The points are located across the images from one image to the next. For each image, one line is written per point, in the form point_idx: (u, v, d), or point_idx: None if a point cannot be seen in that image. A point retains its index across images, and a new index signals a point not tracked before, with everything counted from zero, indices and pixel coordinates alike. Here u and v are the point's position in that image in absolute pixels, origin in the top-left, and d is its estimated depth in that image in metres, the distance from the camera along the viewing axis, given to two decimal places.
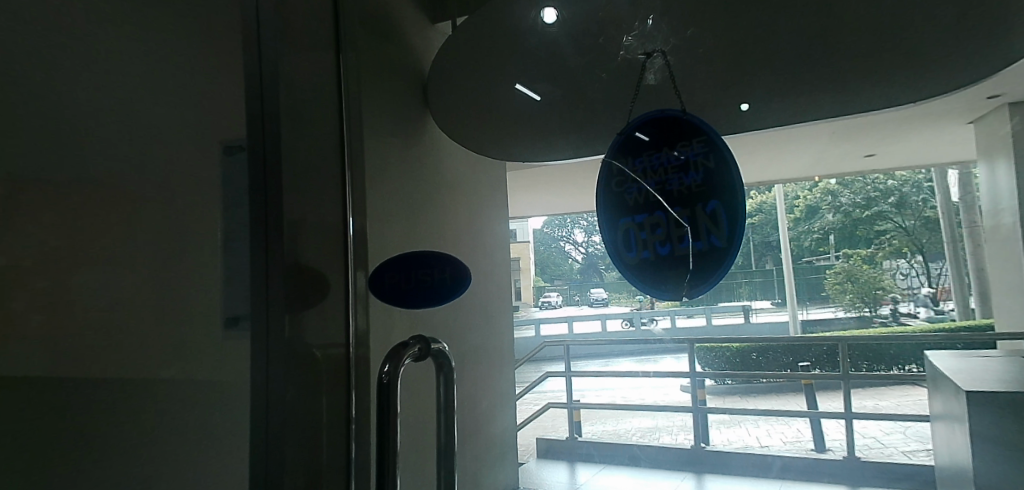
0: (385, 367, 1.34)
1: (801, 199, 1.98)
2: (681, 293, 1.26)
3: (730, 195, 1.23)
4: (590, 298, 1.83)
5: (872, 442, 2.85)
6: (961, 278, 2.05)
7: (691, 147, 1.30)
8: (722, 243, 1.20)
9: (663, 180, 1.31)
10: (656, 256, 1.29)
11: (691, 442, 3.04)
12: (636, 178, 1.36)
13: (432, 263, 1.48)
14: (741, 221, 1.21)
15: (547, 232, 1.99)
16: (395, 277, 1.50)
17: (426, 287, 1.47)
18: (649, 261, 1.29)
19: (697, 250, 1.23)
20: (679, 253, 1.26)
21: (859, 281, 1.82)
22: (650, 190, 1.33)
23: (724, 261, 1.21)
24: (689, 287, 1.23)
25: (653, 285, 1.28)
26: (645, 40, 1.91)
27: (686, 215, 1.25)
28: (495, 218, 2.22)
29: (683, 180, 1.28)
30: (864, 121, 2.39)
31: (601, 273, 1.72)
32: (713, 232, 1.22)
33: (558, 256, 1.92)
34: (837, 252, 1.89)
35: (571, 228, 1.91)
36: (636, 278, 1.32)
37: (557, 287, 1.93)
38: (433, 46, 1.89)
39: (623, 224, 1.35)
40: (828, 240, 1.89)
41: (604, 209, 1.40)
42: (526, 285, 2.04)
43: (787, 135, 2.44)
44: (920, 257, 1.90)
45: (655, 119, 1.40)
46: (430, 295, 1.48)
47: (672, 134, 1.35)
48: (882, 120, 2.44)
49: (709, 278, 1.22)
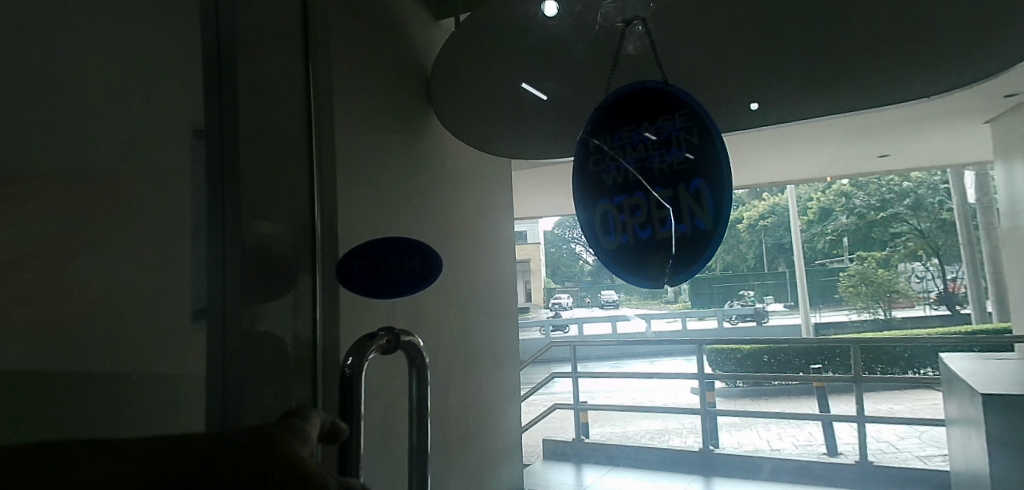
0: (348, 360, 1.12)
1: (815, 199, 1.92)
2: (661, 279, 1.15)
3: (715, 173, 1.10)
4: (601, 300, 1.82)
5: (886, 447, 2.85)
6: (976, 280, 2.09)
7: (671, 122, 1.17)
8: (707, 227, 1.08)
9: (643, 157, 1.19)
10: (637, 240, 1.18)
11: (701, 445, 2.90)
12: (614, 156, 1.25)
13: (409, 251, 1.23)
14: (728, 202, 1.09)
15: (557, 233, 1.94)
16: (365, 266, 1.24)
17: (404, 284, 1.24)
18: (628, 245, 1.19)
19: (680, 235, 1.12)
20: (657, 236, 1.15)
21: (870, 280, 1.84)
22: (629, 168, 1.21)
23: (711, 246, 1.10)
24: (671, 275, 1.12)
25: (633, 273, 1.17)
26: (623, 8, 1.65)
27: (668, 196, 1.13)
28: (501, 219, 2.23)
29: (662, 158, 1.16)
30: (876, 122, 2.33)
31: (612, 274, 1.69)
32: (697, 214, 1.10)
33: (569, 258, 1.89)
34: (851, 254, 1.86)
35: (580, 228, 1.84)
36: (615, 264, 1.21)
37: (568, 288, 1.93)
38: (437, 40, 1.90)
39: (599, 207, 1.23)
40: (841, 242, 1.85)
41: (581, 192, 1.29)
42: (536, 287, 2.05)
43: (801, 134, 2.40)
44: (936, 260, 1.90)
45: (631, 88, 1.25)
46: (405, 289, 1.25)
47: (652, 107, 1.21)
48: (894, 120, 2.37)
49: (694, 264, 1.11)
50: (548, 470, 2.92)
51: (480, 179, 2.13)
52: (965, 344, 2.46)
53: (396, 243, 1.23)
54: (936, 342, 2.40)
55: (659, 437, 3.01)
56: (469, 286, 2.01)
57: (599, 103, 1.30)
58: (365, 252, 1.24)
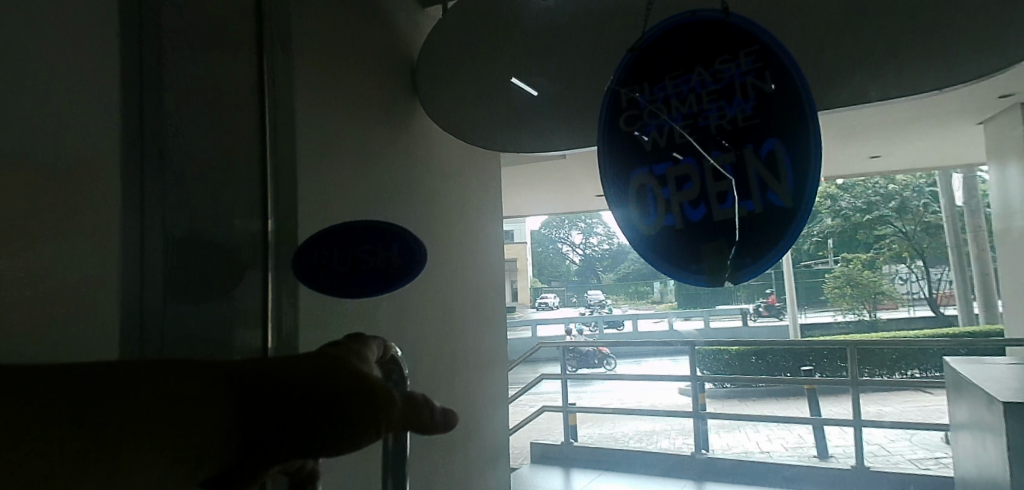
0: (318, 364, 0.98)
1: None
2: (714, 284, 0.78)
3: (800, 125, 0.73)
4: (588, 301, 1.85)
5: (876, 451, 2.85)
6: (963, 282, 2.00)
7: (734, 62, 0.79)
8: (788, 203, 0.72)
9: (694, 108, 0.81)
10: (686, 227, 0.80)
11: (690, 449, 2.90)
12: (655, 110, 0.85)
13: (384, 238, 1.00)
14: (820, 165, 0.71)
15: (545, 233, 2.10)
16: (330, 255, 1.02)
17: (380, 279, 1.03)
18: (673, 234, 0.81)
19: (746, 215, 0.75)
20: (715, 220, 0.78)
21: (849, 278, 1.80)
22: (677, 126, 0.83)
23: (792, 230, 0.72)
24: (732, 276, 0.75)
25: (673, 274, 0.81)
26: None
27: (728, 162, 0.78)
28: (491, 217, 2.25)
29: (723, 112, 0.79)
30: (872, 133, 2.31)
31: (600, 276, 1.89)
32: (771, 185, 0.74)
33: (556, 258, 2.05)
34: (835, 255, 1.68)
35: (569, 228, 2.05)
36: (652, 264, 0.83)
37: (556, 288, 1.98)
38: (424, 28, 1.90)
39: (628, 184, 0.86)
40: (827, 244, 1.60)
41: (608, 164, 0.89)
42: (524, 286, 2.14)
43: None
44: (921, 262, 1.79)
45: (674, 23, 0.84)
46: (380, 285, 1.04)
47: (702, 44, 0.82)
48: (881, 129, 2.38)
49: (764, 259, 0.74)
50: (537, 475, 2.88)
51: (474, 183, 2.15)
52: (953, 347, 2.46)
53: (369, 229, 1.00)
54: (925, 346, 2.40)
55: (649, 440, 3.05)
56: (461, 283, 2.05)
57: (637, 41, 0.88)
58: (332, 241, 1.02)
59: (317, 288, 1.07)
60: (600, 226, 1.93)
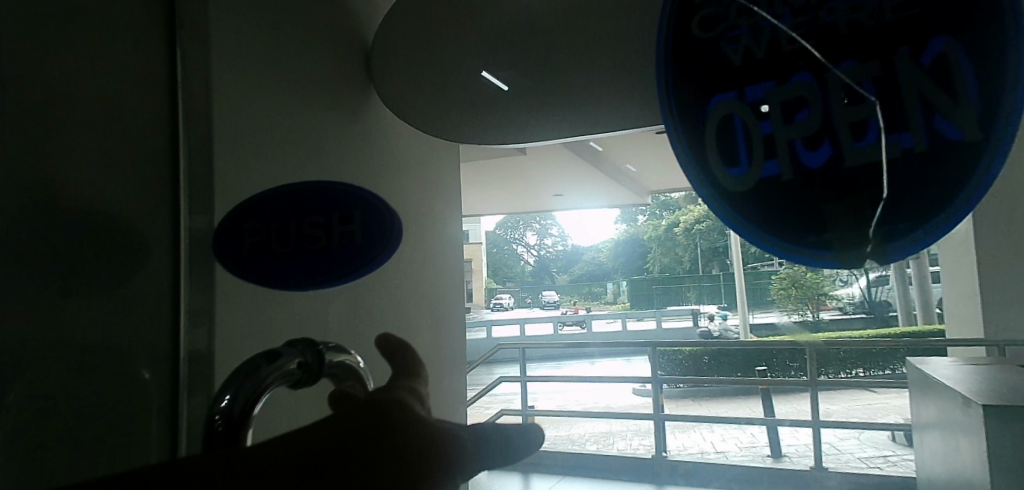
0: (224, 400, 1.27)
1: None
2: (853, 246, 0.77)
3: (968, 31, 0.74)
4: (542, 300, 2.02)
5: None
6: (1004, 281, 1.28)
7: None
8: (967, 124, 0.71)
9: (813, 25, 0.88)
10: (800, 164, 0.84)
11: None
12: (751, 28, 0.92)
13: (333, 207, 1.18)
14: None
15: (500, 234, 2.15)
16: (268, 228, 1.29)
17: (319, 247, 1.22)
18: (787, 174, 0.84)
19: (908, 149, 0.76)
20: (784, 182, 0.84)
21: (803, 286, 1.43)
22: (790, 49, 0.88)
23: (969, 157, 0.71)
24: (885, 225, 0.75)
25: (783, 216, 0.83)
26: None
27: (867, 81, 0.81)
28: None
29: (862, 16, 0.84)
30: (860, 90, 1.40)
31: (553, 276, 2.04)
32: (944, 110, 0.74)
33: (510, 258, 2.10)
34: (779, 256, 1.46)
35: (523, 230, 2.14)
36: (761, 207, 0.85)
37: (509, 288, 2.08)
38: None
39: (709, 120, 0.92)
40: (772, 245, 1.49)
41: (682, 100, 0.94)
42: (478, 287, 2.17)
43: None
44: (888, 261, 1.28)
45: None
46: (321, 256, 1.22)
47: None
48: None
49: (928, 200, 0.73)
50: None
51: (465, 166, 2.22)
52: None
53: (325, 201, 1.21)
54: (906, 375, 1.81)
55: None
56: None
57: None
58: (300, 217, 1.25)
59: (267, 264, 1.30)
60: (554, 227, 2.10)
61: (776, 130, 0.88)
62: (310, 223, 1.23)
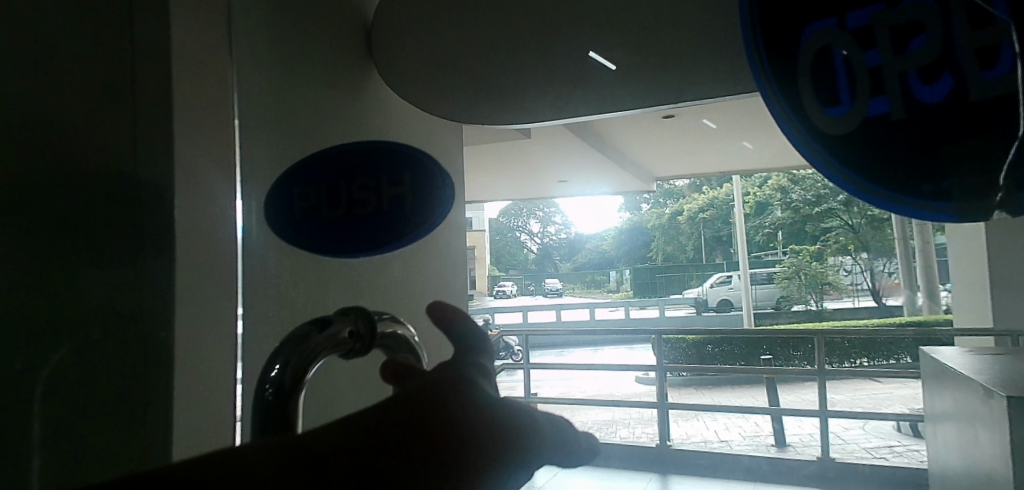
0: (271, 370, 1.08)
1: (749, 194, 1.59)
2: (975, 201, 0.64)
3: None
4: (545, 288, 1.94)
5: None
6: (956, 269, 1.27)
7: None
8: None
9: None
10: (912, 93, 0.69)
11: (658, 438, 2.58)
12: None
13: (388, 172, 1.16)
14: None
15: (502, 221, 2.11)
16: (321, 190, 1.25)
17: (367, 210, 1.20)
18: (895, 109, 0.69)
19: None
20: (893, 123, 0.69)
21: (809, 278, 1.46)
22: None
23: None
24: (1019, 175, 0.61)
25: (891, 160, 0.68)
26: None
27: None
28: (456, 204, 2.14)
29: None
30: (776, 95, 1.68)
31: (556, 264, 2.01)
32: None
33: (514, 245, 2.09)
34: (783, 247, 1.50)
35: (526, 217, 2.11)
36: (863, 150, 0.70)
37: (513, 276, 2.01)
38: None
39: (803, 53, 0.79)
40: (776, 235, 1.52)
41: (761, 34, 0.82)
42: (481, 275, 2.06)
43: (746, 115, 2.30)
44: (866, 254, 1.37)
45: None
46: (367, 219, 1.20)
47: None
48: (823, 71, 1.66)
49: None
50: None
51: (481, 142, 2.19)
52: None
53: (377, 169, 1.18)
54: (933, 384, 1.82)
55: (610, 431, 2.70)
56: None
57: None
58: (344, 184, 1.22)
59: (303, 219, 1.27)
60: (558, 215, 2.04)
61: (883, 60, 0.74)
62: (355, 187, 1.21)
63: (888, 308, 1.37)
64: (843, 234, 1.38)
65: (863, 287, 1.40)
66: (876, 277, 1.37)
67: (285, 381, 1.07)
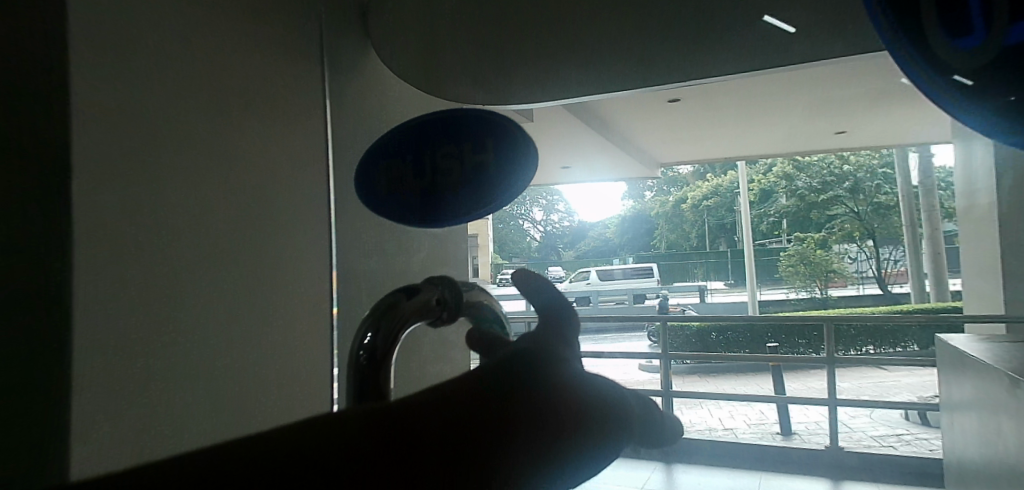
0: (365, 338, 0.94)
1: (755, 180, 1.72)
2: None
3: None
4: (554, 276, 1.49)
5: None
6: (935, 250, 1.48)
7: None
8: None
9: None
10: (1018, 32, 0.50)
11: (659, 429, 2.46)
12: None
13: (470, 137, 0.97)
14: None
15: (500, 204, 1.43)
16: (404, 164, 1.05)
17: (456, 178, 0.99)
18: (994, 61, 0.52)
19: None
20: (1008, 63, 0.51)
21: (813, 265, 1.60)
22: None
23: None
24: None
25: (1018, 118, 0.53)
26: None
27: None
28: None
29: None
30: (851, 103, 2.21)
31: (561, 252, 1.68)
32: None
33: (515, 232, 1.74)
34: (790, 234, 1.63)
35: (531, 204, 1.63)
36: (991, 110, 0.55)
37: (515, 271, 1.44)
38: None
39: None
40: (780, 223, 1.62)
41: None
42: None
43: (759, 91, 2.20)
44: (871, 241, 1.56)
45: None
46: (454, 190, 1.00)
47: None
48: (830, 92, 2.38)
49: None
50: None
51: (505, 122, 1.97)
52: None
53: (459, 135, 0.99)
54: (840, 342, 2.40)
55: None
56: None
57: None
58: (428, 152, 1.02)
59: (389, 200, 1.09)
60: (561, 201, 1.68)
61: None
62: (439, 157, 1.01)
63: (896, 295, 1.45)
64: (849, 221, 1.63)
65: (864, 274, 1.50)
66: (887, 263, 1.50)
67: (378, 345, 0.93)
